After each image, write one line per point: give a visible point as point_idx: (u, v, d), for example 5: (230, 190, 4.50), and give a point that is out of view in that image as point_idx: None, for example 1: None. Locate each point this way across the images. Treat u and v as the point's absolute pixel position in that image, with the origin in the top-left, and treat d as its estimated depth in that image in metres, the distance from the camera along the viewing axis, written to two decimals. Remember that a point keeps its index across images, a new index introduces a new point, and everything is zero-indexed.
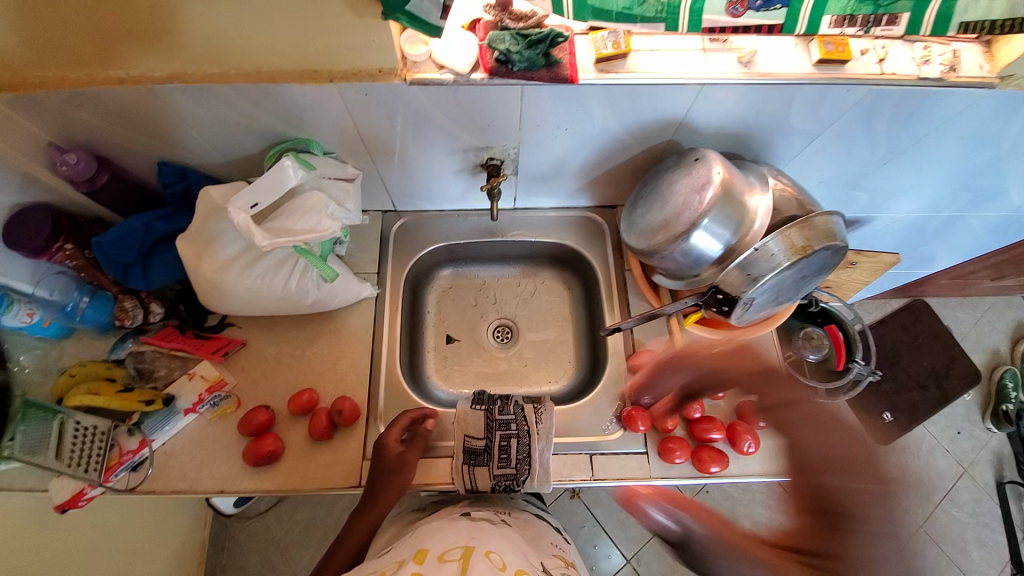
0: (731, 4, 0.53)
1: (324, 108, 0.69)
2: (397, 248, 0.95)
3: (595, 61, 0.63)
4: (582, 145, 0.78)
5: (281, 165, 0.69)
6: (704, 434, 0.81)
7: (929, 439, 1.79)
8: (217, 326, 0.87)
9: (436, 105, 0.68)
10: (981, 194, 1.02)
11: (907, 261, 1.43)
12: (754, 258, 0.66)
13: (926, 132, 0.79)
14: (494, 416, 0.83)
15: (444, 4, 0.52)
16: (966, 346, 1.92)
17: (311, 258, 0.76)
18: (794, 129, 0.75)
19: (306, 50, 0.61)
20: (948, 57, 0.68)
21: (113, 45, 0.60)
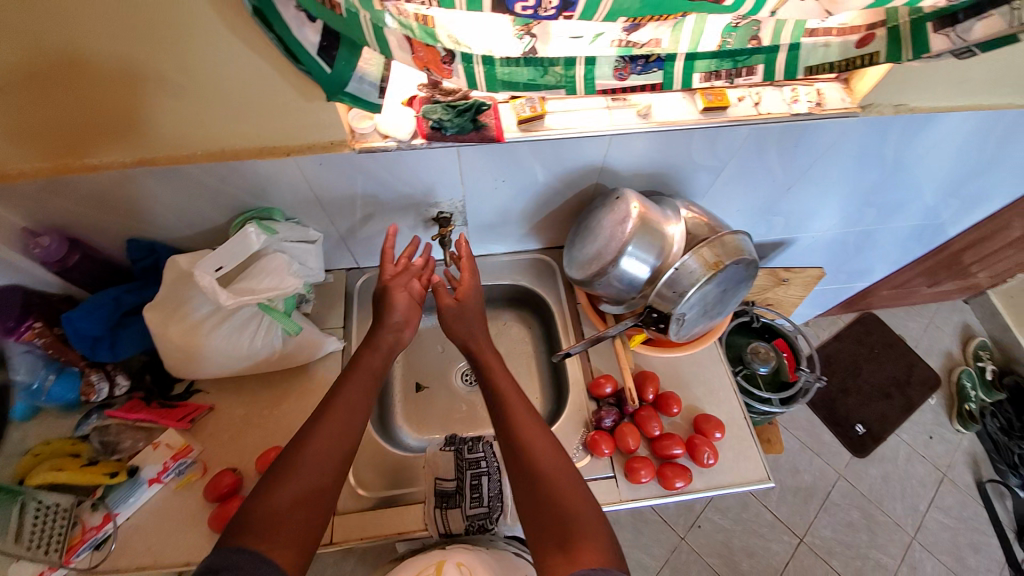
0: (617, 71, 0.65)
1: (283, 179, 0.77)
2: (362, 302, 1.01)
3: (517, 122, 0.74)
4: (520, 194, 0.87)
5: (245, 232, 0.76)
6: (666, 451, 0.84)
7: (906, 447, 1.83)
8: (183, 395, 0.88)
9: (384, 169, 0.77)
10: (882, 208, 1.16)
11: (844, 275, 1.55)
12: (677, 276, 0.75)
13: (814, 159, 0.92)
14: (463, 455, 0.85)
15: (381, 86, 0.61)
16: (921, 352, 2.02)
17: (275, 314, 0.80)
18: (699, 165, 0.87)
19: (265, 130, 0.70)
20: (813, 96, 0.81)
21: (89, 139, 0.68)
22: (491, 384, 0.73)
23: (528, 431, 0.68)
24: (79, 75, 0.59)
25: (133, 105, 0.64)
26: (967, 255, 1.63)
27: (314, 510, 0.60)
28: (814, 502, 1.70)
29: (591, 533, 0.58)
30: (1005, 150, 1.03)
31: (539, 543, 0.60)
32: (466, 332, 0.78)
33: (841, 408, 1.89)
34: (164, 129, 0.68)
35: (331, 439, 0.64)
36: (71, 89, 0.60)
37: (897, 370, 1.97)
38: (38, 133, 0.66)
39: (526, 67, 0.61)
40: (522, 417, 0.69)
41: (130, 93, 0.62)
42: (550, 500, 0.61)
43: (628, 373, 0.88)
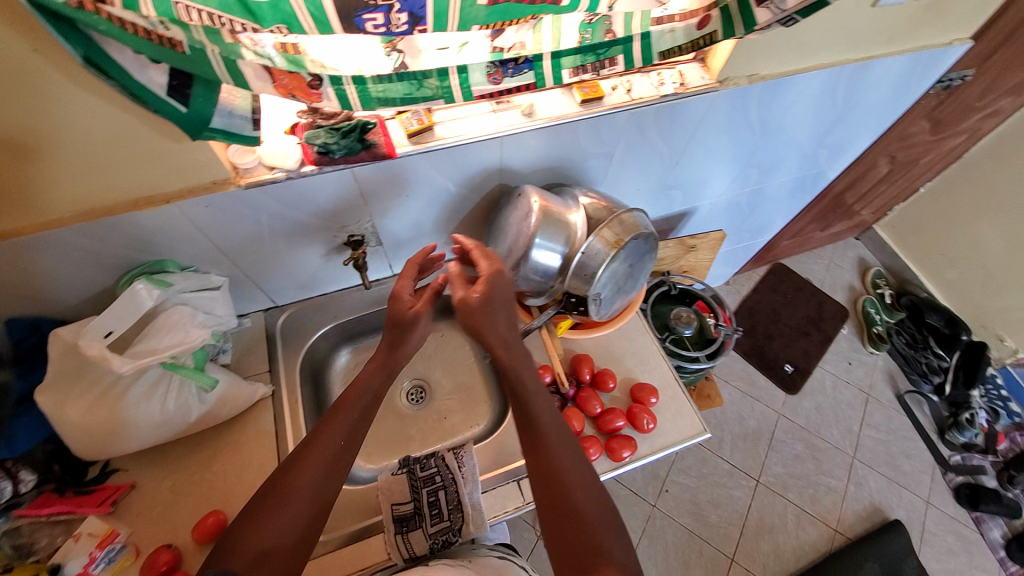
0: (490, 76, 0.67)
1: (171, 227, 0.72)
2: (287, 342, 0.97)
3: (407, 136, 0.75)
4: (429, 206, 0.89)
5: (132, 290, 0.71)
6: (610, 425, 0.88)
7: (830, 376, 2.02)
8: (98, 477, 0.80)
9: (279, 202, 0.74)
10: (763, 168, 1.29)
11: (749, 232, 1.70)
12: (585, 258, 0.80)
13: (693, 133, 1.00)
14: (417, 475, 0.84)
15: (254, 117, 0.60)
16: (828, 290, 2.25)
17: (183, 371, 0.76)
18: (592, 153, 0.92)
19: (140, 179, 0.66)
20: (676, 77, 0.90)
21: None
22: (522, 399, 0.70)
23: (557, 453, 0.66)
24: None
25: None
26: (849, 194, 1.85)
27: (296, 532, 0.59)
28: (763, 444, 1.84)
29: (614, 555, 0.57)
30: (851, 103, 1.19)
31: (561, 564, 0.58)
32: (500, 332, 0.73)
33: (771, 353, 2.06)
34: (37, 194, 0.62)
35: (315, 465, 0.63)
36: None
37: (812, 310, 2.18)
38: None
39: (400, 83, 0.62)
40: (551, 435, 0.68)
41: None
42: (575, 525, 0.60)
43: (558, 361, 0.92)
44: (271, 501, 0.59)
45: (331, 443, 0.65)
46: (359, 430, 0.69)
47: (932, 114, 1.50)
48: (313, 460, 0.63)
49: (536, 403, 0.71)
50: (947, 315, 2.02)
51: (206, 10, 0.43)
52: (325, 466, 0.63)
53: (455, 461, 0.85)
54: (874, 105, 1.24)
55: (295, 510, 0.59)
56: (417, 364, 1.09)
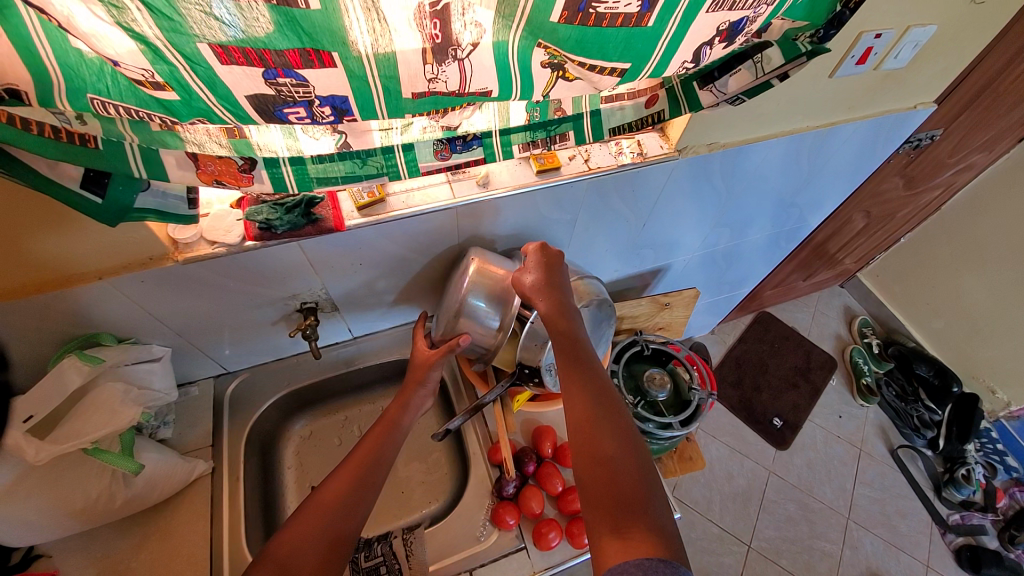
0: (438, 152, 0.67)
1: (111, 303, 0.70)
2: (236, 411, 0.92)
3: (357, 208, 0.74)
4: (385, 273, 0.87)
5: (59, 367, 0.68)
6: (572, 506, 0.84)
7: (821, 431, 1.96)
8: (21, 564, 0.71)
9: (222, 275, 0.72)
10: (736, 226, 1.30)
11: (728, 285, 1.69)
12: (537, 328, 0.78)
13: (657, 197, 1.01)
14: (360, 564, 0.77)
15: (190, 198, 0.60)
16: (815, 339, 2.22)
17: (107, 456, 0.70)
18: (553, 219, 0.92)
19: (74, 256, 0.63)
20: (635, 147, 0.90)
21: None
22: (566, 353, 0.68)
23: (597, 411, 0.61)
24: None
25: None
26: (831, 243, 1.84)
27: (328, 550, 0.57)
28: (753, 506, 1.74)
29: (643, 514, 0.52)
30: (818, 166, 1.21)
31: (590, 518, 0.53)
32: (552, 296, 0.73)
33: (758, 406, 1.99)
34: (44, 247, 0.61)
35: (344, 485, 0.64)
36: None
37: (798, 360, 2.14)
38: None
39: (342, 162, 0.62)
40: (592, 393, 0.64)
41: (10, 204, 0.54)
42: (611, 482, 0.54)
43: (505, 441, 0.86)
44: (309, 519, 0.59)
45: (361, 466, 0.67)
46: (387, 459, 0.71)
47: (905, 171, 1.53)
48: (346, 482, 0.65)
49: (583, 357, 0.68)
50: (937, 366, 2.00)
51: (122, 106, 0.42)
52: (358, 487, 0.65)
53: (403, 547, 0.78)
54: (841, 166, 1.26)
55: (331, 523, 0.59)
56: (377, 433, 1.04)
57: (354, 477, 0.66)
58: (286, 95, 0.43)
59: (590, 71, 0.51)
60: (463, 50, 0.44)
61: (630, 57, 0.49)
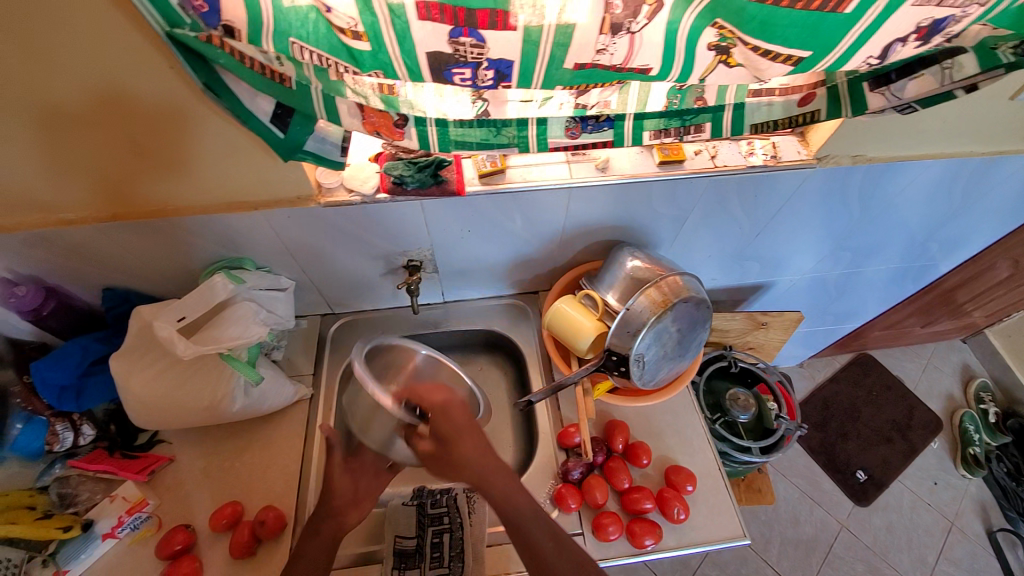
0: (568, 129, 0.68)
1: (254, 233, 0.79)
2: (335, 348, 1.01)
3: (478, 175, 0.76)
4: (488, 244, 0.90)
5: (210, 283, 0.76)
6: (636, 505, 0.81)
7: (909, 495, 1.74)
8: (146, 445, 0.88)
9: (350, 222, 0.79)
10: (858, 251, 1.17)
11: (831, 316, 1.54)
12: (628, 317, 0.76)
13: (779, 206, 0.94)
14: (426, 510, 0.83)
15: (343, 145, 0.64)
16: (920, 395, 1.96)
17: (237, 364, 0.78)
18: (663, 214, 0.89)
19: (236, 186, 0.72)
20: (769, 148, 0.84)
21: (72, 196, 0.70)
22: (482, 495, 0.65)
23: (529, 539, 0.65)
24: (74, 121, 0.59)
25: (120, 163, 0.66)
26: (963, 292, 1.60)
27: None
28: (816, 557, 1.60)
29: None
30: (974, 198, 1.05)
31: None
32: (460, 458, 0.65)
33: (841, 454, 1.81)
34: (149, 190, 0.71)
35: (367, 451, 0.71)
36: (52, 139, 0.61)
37: (897, 414, 1.91)
38: (36, 187, 0.68)
39: (479, 129, 0.65)
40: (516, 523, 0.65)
41: (124, 147, 0.63)
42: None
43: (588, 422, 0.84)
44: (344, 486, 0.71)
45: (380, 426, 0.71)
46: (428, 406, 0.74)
47: None
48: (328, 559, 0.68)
49: (499, 490, 0.65)
50: None
51: (315, 52, 0.46)
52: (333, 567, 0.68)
53: (466, 505, 0.83)
54: (1002, 202, 1.08)
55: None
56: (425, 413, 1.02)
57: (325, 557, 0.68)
58: (461, 54, 0.46)
59: (754, 55, 0.48)
60: (640, 22, 0.44)
61: (813, 46, 0.46)
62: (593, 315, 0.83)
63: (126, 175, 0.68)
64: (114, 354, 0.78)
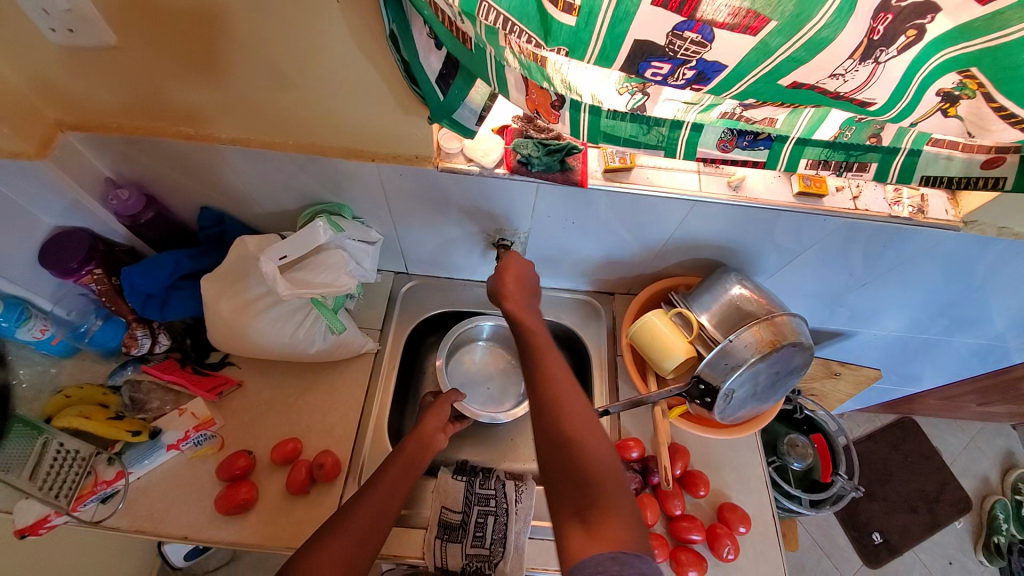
0: (721, 142, 0.63)
1: (362, 182, 0.77)
2: (404, 308, 1.01)
3: (603, 169, 0.73)
4: (587, 238, 0.86)
5: (313, 226, 0.75)
6: (684, 534, 0.79)
7: (921, 568, 1.64)
8: (216, 364, 0.90)
9: (459, 191, 0.76)
10: (959, 321, 1.07)
11: (894, 376, 1.46)
12: (728, 349, 0.73)
13: (901, 261, 0.86)
14: (474, 489, 0.83)
15: (481, 114, 0.60)
16: (955, 470, 1.81)
17: (325, 310, 0.79)
18: (778, 246, 0.84)
19: (356, 133, 0.70)
20: (916, 200, 0.77)
21: (107, 99, 0.69)
22: (543, 379, 0.64)
23: (573, 428, 0.60)
24: (165, 30, 0.57)
25: (149, 65, 0.63)
26: None
27: (352, 559, 0.62)
28: None
29: (618, 509, 0.55)
30: None
31: (559, 517, 0.56)
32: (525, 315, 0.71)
33: (862, 512, 1.72)
34: (182, 99, 0.68)
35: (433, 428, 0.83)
36: (151, 47, 0.60)
37: (928, 484, 1.78)
38: (127, 96, 0.68)
39: (630, 123, 0.60)
40: (568, 406, 0.61)
41: (159, 45, 0.60)
42: (585, 485, 0.56)
43: (662, 447, 0.81)
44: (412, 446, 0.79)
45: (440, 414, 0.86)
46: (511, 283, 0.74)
47: None
48: (382, 505, 0.69)
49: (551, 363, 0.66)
50: None
51: (502, 14, 0.43)
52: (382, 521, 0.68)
53: (513, 492, 0.83)
54: None
55: (357, 544, 0.63)
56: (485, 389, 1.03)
57: (382, 506, 0.69)
58: (671, 49, 0.42)
59: (987, 110, 0.43)
60: (890, 53, 0.39)
61: None
62: (685, 337, 0.81)
63: (154, 78, 0.65)
64: (208, 274, 0.78)
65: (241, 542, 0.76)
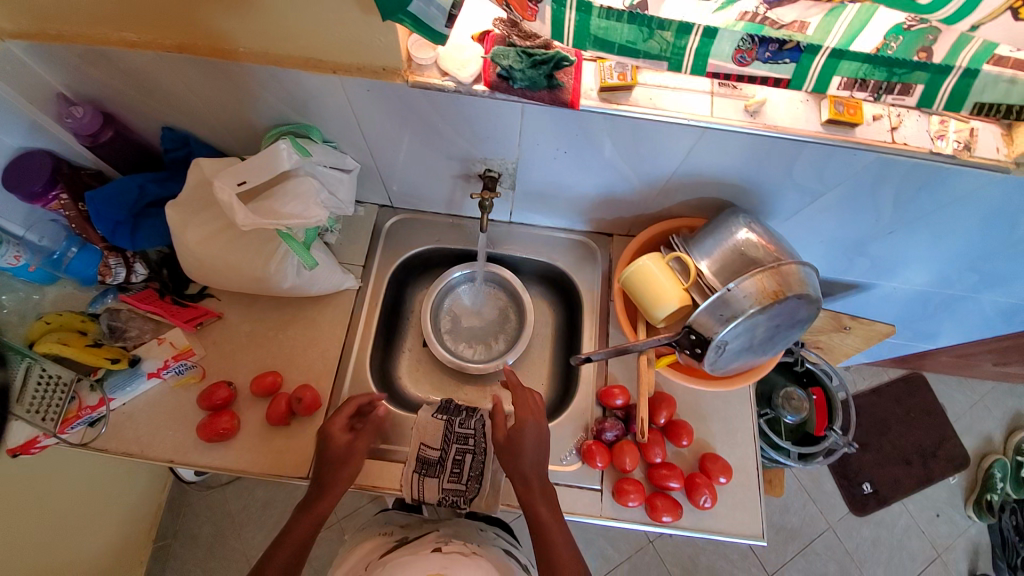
0: (738, 52, 0.52)
1: (327, 99, 0.69)
2: (388, 244, 0.96)
3: (599, 88, 0.62)
4: (581, 171, 0.78)
5: (275, 148, 0.69)
6: (662, 481, 0.78)
7: (908, 518, 1.66)
8: (196, 296, 0.88)
9: (436, 111, 0.68)
10: (990, 277, 0.98)
11: (907, 333, 1.38)
12: (726, 299, 0.66)
13: (936, 206, 0.76)
14: (454, 427, 0.82)
15: (450, 13, 0.50)
16: (957, 428, 1.78)
17: (294, 244, 0.74)
18: (796, 184, 0.75)
19: (313, 40, 0.61)
20: (964, 134, 0.66)
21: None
22: (527, 489, 0.71)
23: (552, 537, 0.68)
24: None
25: None
26: None
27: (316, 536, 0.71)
28: (795, 545, 1.59)
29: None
30: None
31: None
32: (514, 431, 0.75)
33: (855, 462, 1.72)
34: (213, 27, 0.61)
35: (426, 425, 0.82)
36: None
37: (927, 439, 1.75)
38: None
39: (628, 25, 0.49)
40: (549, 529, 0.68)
41: None
42: None
43: (645, 398, 0.78)
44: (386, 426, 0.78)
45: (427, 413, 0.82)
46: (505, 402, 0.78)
47: None
48: (311, 528, 0.72)
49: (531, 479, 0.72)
50: None
51: None
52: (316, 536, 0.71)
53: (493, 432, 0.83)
54: None
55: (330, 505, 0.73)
56: (473, 331, 1.00)
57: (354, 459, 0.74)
58: None
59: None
60: None
61: None
62: (680, 283, 0.75)
63: None
64: (171, 202, 0.74)
65: (224, 467, 0.78)
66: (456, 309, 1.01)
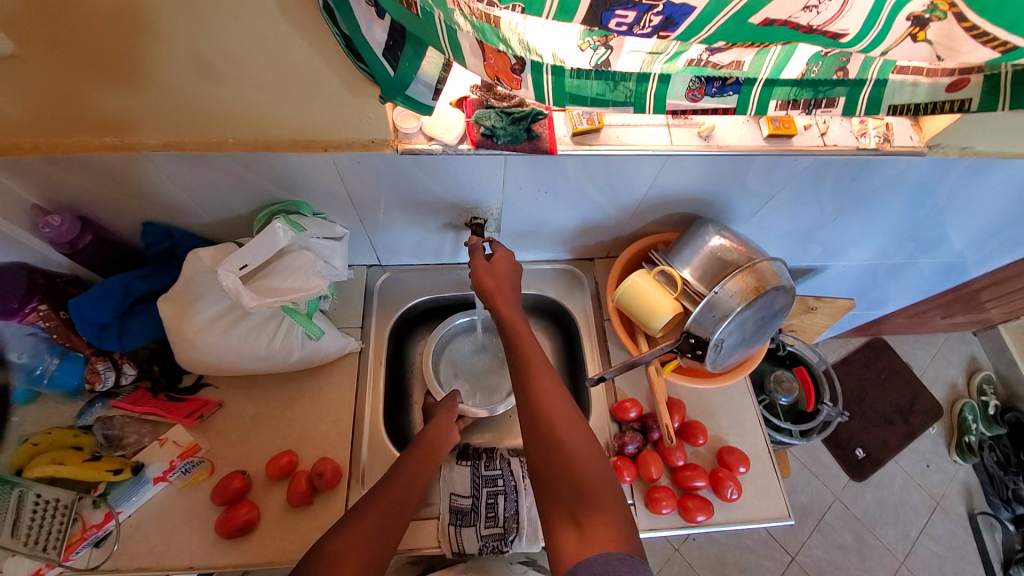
0: (691, 91, 0.59)
1: (314, 172, 0.72)
2: (383, 301, 0.97)
3: (571, 133, 0.70)
4: (561, 206, 0.84)
5: (270, 229, 0.70)
6: (688, 483, 0.82)
7: (902, 473, 1.76)
8: (192, 388, 0.85)
9: (422, 171, 0.72)
10: (924, 242, 1.11)
11: (863, 302, 1.52)
12: (714, 301, 0.73)
13: (870, 190, 0.88)
14: (480, 472, 0.84)
15: (437, 88, 0.57)
16: (925, 381, 1.93)
17: (297, 316, 0.76)
18: (751, 191, 0.84)
19: (305, 123, 0.64)
20: (881, 128, 0.77)
21: (14, 113, 0.60)
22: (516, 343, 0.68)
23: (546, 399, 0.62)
24: (58, 33, 0.50)
25: (66, 78, 0.55)
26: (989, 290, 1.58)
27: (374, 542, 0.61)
28: (809, 523, 1.65)
29: (608, 509, 0.54)
30: None
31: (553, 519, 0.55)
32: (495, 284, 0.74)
33: (843, 432, 1.82)
34: (109, 105, 0.60)
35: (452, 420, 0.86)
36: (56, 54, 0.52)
37: (901, 397, 1.89)
38: (40, 112, 0.60)
39: (596, 81, 0.56)
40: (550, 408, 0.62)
41: (69, 53, 0.52)
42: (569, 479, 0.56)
43: (661, 405, 0.82)
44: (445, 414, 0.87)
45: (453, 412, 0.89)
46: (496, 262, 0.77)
47: None
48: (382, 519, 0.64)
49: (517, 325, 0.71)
50: None
51: None
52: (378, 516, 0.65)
53: (520, 469, 0.84)
54: None
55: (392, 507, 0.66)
56: (474, 378, 1.01)
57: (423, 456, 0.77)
58: None
59: (961, 30, 0.42)
60: None
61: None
62: (671, 294, 0.81)
63: (70, 88, 0.57)
64: (163, 297, 0.74)
65: (249, 560, 0.74)
66: (453, 358, 1.02)
